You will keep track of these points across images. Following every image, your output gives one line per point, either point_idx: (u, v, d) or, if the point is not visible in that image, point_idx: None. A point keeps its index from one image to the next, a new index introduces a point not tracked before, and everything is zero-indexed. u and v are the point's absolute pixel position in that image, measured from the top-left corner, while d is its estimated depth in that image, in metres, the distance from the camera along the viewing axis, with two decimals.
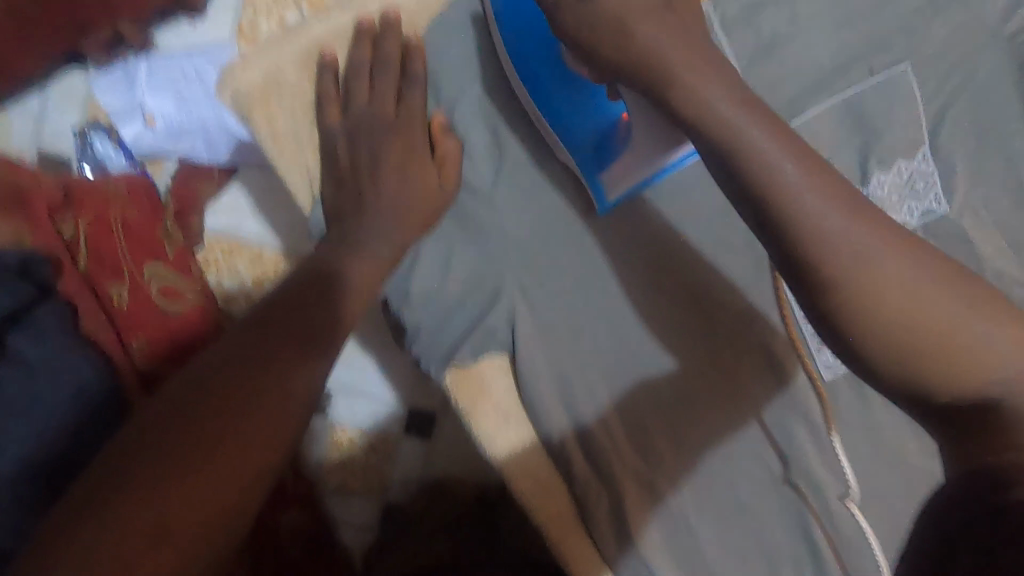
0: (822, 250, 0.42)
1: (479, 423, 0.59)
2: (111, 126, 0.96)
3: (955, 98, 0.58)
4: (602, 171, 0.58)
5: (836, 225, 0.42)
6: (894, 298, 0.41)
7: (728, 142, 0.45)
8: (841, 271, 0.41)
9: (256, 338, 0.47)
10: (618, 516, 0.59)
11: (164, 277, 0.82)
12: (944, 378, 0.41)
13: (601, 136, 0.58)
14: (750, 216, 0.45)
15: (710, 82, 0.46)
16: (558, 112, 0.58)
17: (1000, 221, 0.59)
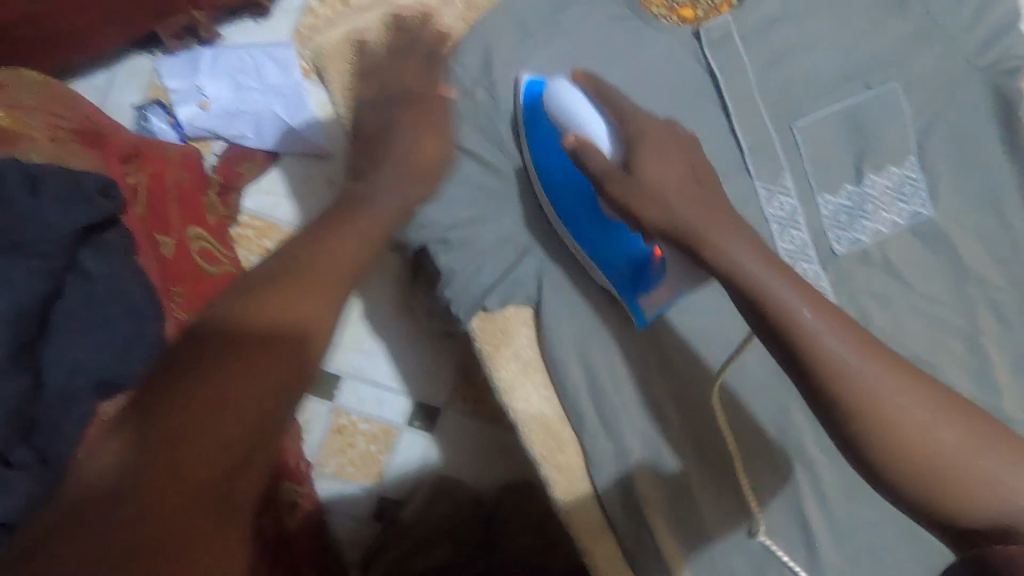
0: (827, 370, 0.46)
1: (500, 369, 0.65)
2: (170, 105, 1.04)
3: (942, 117, 0.66)
4: (638, 296, 0.62)
5: (844, 351, 0.46)
6: (890, 406, 0.46)
7: (715, 258, 0.49)
8: (819, 367, 0.46)
9: (212, 354, 0.44)
10: (620, 470, 0.64)
11: (204, 242, 0.90)
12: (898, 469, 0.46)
13: (635, 268, 0.61)
14: (755, 321, 0.50)
15: (729, 239, 0.49)
16: (582, 232, 0.62)
17: (977, 230, 0.67)
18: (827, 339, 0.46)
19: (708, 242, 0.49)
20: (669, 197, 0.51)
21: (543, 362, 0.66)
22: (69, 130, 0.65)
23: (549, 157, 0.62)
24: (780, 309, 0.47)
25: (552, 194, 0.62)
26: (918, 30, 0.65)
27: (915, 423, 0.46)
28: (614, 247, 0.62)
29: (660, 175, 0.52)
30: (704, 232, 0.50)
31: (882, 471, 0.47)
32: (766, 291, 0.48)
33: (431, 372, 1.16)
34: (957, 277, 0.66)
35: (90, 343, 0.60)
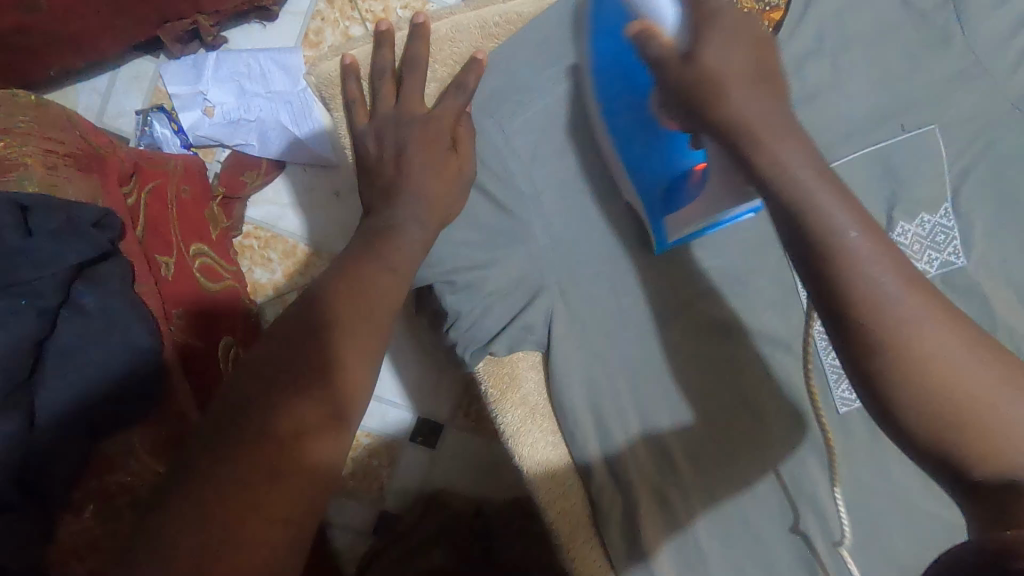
0: (871, 313, 0.45)
1: (505, 415, 0.61)
2: (173, 110, 1.01)
3: (981, 161, 0.62)
4: (665, 216, 0.65)
5: (905, 305, 0.44)
6: (959, 377, 0.43)
7: (793, 190, 0.48)
8: (867, 310, 0.45)
9: (263, 367, 0.46)
10: (631, 526, 0.60)
11: (206, 257, 0.88)
12: (949, 431, 0.43)
13: (670, 186, 0.64)
14: (791, 235, 0.49)
15: (788, 149, 0.49)
16: (629, 145, 0.64)
17: (1012, 281, 0.63)
18: (883, 286, 0.45)
19: (795, 184, 0.48)
20: (726, 83, 0.50)
21: (550, 407, 0.63)
22: (65, 154, 0.63)
23: (608, 52, 0.64)
24: (843, 253, 0.45)
25: (608, 105, 0.64)
26: (958, 70, 0.62)
27: (967, 382, 0.43)
28: (650, 159, 0.64)
29: (742, 112, 0.49)
30: (763, 133, 0.49)
31: (910, 420, 0.45)
32: (802, 197, 0.47)
33: (434, 387, 1.14)
34: (990, 329, 0.63)
35: (81, 379, 0.57)
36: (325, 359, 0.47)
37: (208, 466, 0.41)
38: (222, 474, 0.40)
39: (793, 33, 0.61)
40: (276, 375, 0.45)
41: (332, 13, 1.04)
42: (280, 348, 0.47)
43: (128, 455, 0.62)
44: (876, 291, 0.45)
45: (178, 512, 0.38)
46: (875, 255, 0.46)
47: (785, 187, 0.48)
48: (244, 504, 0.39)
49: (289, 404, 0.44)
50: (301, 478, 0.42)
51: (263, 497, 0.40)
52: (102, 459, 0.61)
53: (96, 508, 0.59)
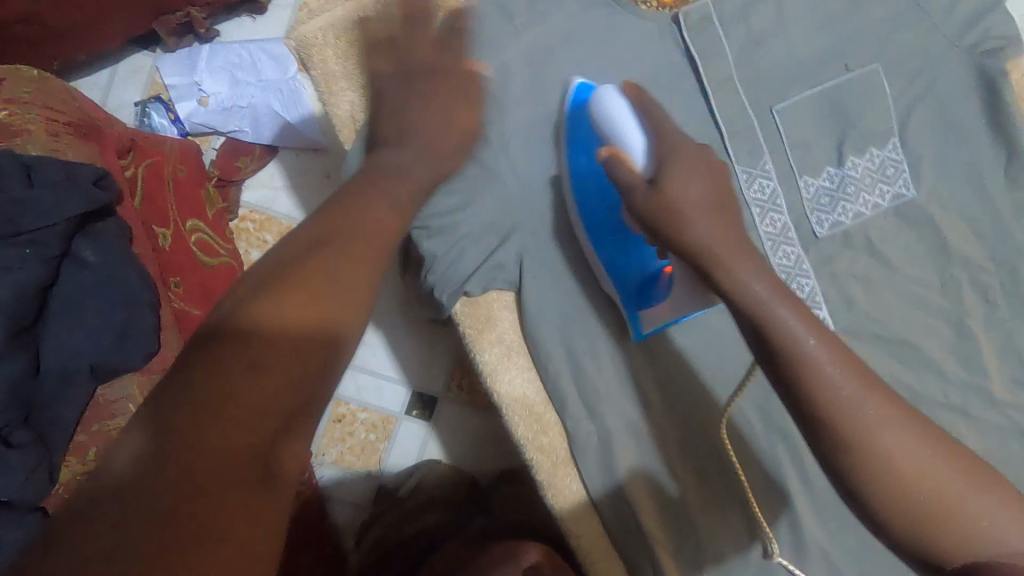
0: (825, 399, 0.47)
1: (483, 353, 0.65)
2: (170, 101, 1.07)
3: (925, 98, 0.66)
4: (639, 309, 0.64)
5: (885, 437, 0.46)
6: (905, 459, 0.46)
7: (760, 315, 0.50)
8: (848, 439, 0.46)
9: (250, 364, 0.39)
10: (607, 454, 0.64)
11: (202, 233, 0.92)
12: (860, 461, 0.46)
13: (642, 285, 0.64)
14: (754, 339, 0.50)
15: (744, 268, 0.51)
16: (598, 237, 0.63)
17: (961, 210, 0.67)
18: (841, 386, 0.47)
19: (749, 293, 0.50)
20: (688, 208, 0.53)
21: (525, 345, 0.66)
22: (66, 124, 0.68)
23: (579, 166, 0.63)
24: (810, 365, 0.47)
25: (588, 219, 0.63)
26: (899, 12, 0.65)
27: (908, 460, 0.46)
28: (628, 258, 0.63)
29: (702, 236, 0.52)
30: (718, 249, 0.52)
31: (881, 516, 0.46)
32: (769, 313, 0.49)
33: (429, 362, 1.18)
34: (942, 259, 0.67)
35: (84, 329, 0.62)
36: (328, 324, 0.44)
37: (177, 426, 0.36)
38: (195, 438, 0.36)
39: None
40: (259, 339, 0.40)
41: None
42: (277, 349, 0.40)
43: (127, 402, 0.65)
44: (858, 421, 0.46)
45: (151, 462, 0.35)
46: (830, 350, 0.48)
47: (733, 295, 0.51)
48: (220, 532, 0.34)
49: (283, 431, 0.39)
50: (286, 460, 0.39)
51: (241, 467, 0.36)
52: (102, 408, 0.64)
53: (97, 450, 0.63)
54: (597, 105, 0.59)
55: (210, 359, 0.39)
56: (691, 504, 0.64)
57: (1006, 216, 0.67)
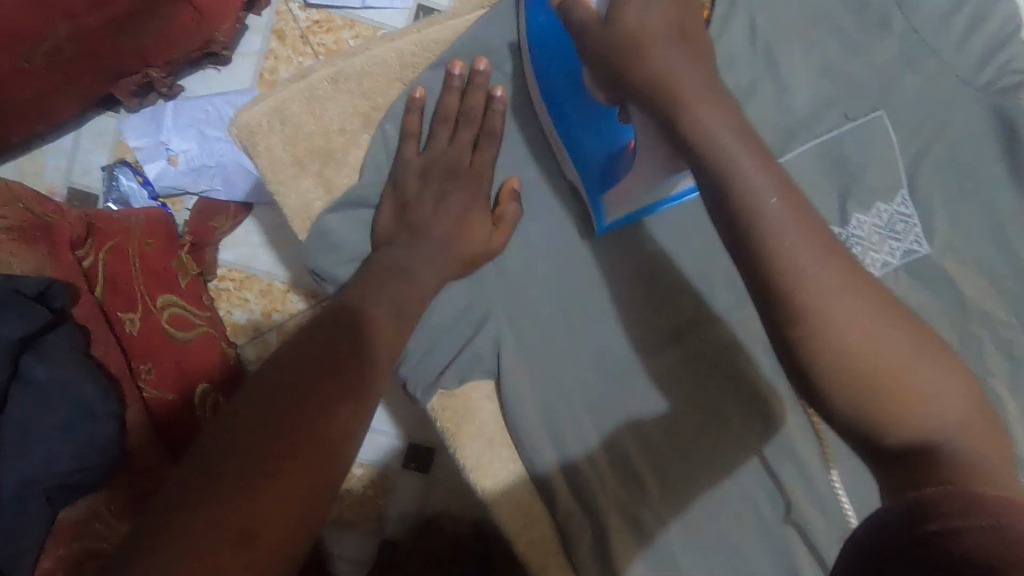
0: (778, 256, 0.42)
1: (464, 448, 0.60)
2: (138, 163, 1.02)
3: (936, 143, 0.59)
4: (602, 194, 0.61)
5: (842, 312, 0.40)
6: (884, 355, 0.40)
7: (728, 191, 0.44)
8: (805, 310, 0.41)
9: (311, 359, 0.48)
10: (603, 554, 0.59)
11: (176, 307, 0.88)
12: (823, 350, 0.40)
13: (608, 160, 0.60)
14: (717, 212, 0.45)
15: (710, 110, 0.45)
16: (568, 125, 0.60)
17: (981, 264, 0.61)
18: (817, 281, 0.41)
19: (722, 152, 0.44)
20: (650, 38, 0.46)
21: (509, 435, 0.61)
22: (9, 230, 0.63)
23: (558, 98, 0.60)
24: (768, 234, 0.42)
25: (550, 93, 0.61)
26: (900, 51, 0.59)
27: (864, 342, 0.40)
28: (589, 128, 0.60)
29: (665, 65, 0.46)
30: (683, 90, 0.46)
31: (838, 408, 0.41)
32: (731, 164, 0.44)
33: (424, 412, 1.13)
34: (961, 317, 0.61)
35: (41, 452, 0.58)
36: (361, 325, 0.51)
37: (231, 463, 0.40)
38: (248, 465, 0.40)
39: (723, 31, 0.58)
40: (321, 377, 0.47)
41: (284, 51, 1.04)
42: (323, 349, 0.48)
43: (92, 521, 0.63)
44: (815, 297, 0.41)
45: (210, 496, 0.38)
46: (814, 248, 0.42)
47: (703, 144, 0.45)
48: (263, 504, 0.39)
49: (331, 415, 0.45)
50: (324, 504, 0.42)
51: (281, 489, 0.40)
52: (69, 525, 0.61)
53: None
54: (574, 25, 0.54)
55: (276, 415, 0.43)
56: None
57: None
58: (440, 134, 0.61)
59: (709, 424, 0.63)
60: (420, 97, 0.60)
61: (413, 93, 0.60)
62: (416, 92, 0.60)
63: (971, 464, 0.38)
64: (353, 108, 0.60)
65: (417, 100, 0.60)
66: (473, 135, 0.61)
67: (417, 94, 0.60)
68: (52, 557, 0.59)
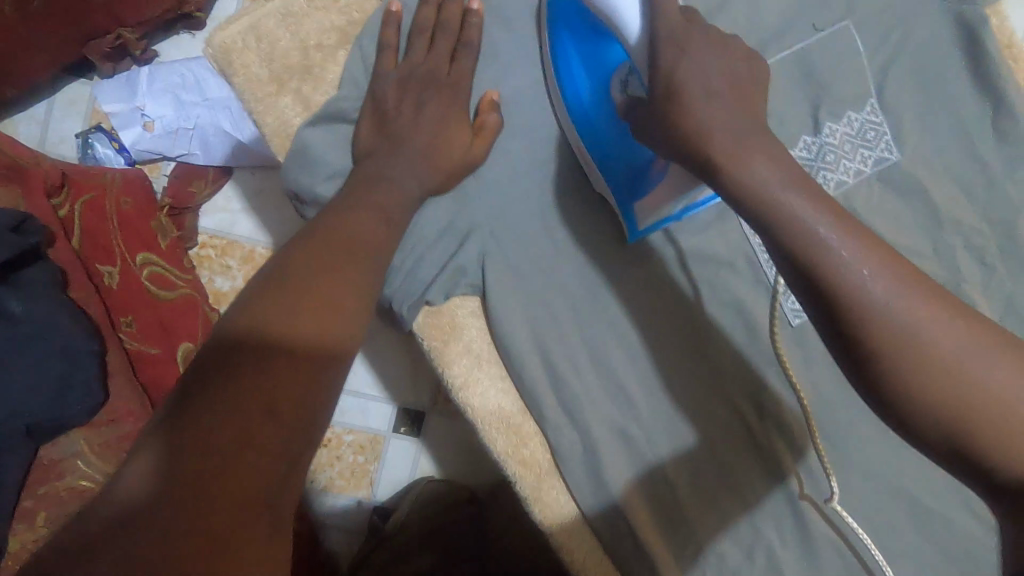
0: (875, 329, 0.36)
1: (452, 366, 0.61)
2: (113, 129, 1.01)
3: (901, 53, 0.61)
4: (634, 201, 0.59)
5: (909, 319, 0.35)
6: (988, 383, 0.33)
7: (775, 213, 0.40)
8: (878, 338, 0.35)
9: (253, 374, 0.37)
10: (592, 464, 0.61)
11: (155, 267, 0.84)
12: (923, 385, 0.34)
13: (636, 172, 0.59)
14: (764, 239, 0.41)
15: (751, 162, 0.42)
16: (597, 143, 0.59)
17: (950, 171, 0.62)
18: (891, 305, 0.36)
19: (747, 174, 0.42)
20: (690, 94, 0.45)
21: (496, 352, 0.62)
22: None
23: (577, 79, 0.59)
24: (820, 253, 0.38)
25: (570, 86, 0.59)
26: None
27: (989, 383, 0.33)
28: (615, 134, 0.59)
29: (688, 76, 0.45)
30: (722, 151, 0.43)
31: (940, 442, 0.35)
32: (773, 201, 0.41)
33: (412, 376, 1.13)
34: (934, 225, 0.62)
35: (20, 385, 0.57)
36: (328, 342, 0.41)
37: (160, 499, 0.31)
38: (168, 499, 0.31)
39: None
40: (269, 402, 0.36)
41: None
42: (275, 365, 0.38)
43: (76, 459, 0.61)
44: (877, 306, 0.36)
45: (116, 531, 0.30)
46: (869, 255, 0.38)
47: (734, 181, 0.43)
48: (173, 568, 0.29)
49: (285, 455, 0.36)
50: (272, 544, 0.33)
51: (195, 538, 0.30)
52: (52, 466, 0.60)
53: (48, 511, 0.58)
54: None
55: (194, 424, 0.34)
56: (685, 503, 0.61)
57: (1001, 173, 0.62)
58: None
59: (696, 343, 0.63)
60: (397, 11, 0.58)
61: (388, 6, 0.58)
62: (394, 5, 0.58)
63: None
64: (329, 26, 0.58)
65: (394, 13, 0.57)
66: (452, 47, 0.58)
67: (393, 7, 0.57)
68: (34, 494, 0.59)
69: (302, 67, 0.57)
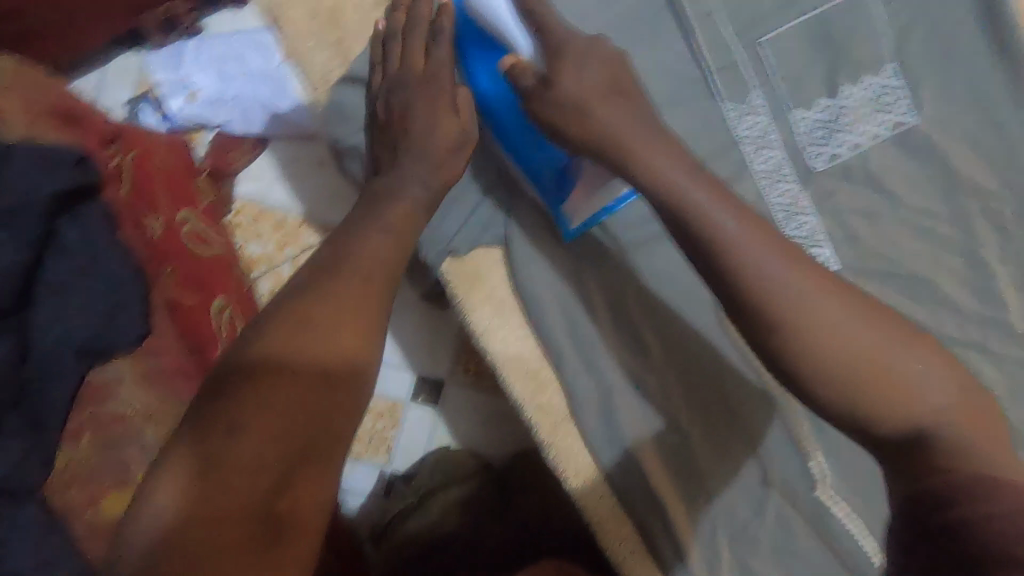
0: (767, 303, 0.44)
1: (474, 312, 0.63)
2: (157, 98, 1.06)
3: (917, 21, 0.63)
4: (562, 205, 0.60)
5: (786, 284, 0.44)
6: (837, 336, 0.43)
7: (671, 193, 0.48)
8: (786, 327, 0.43)
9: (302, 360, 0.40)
10: (608, 413, 0.62)
11: (195, 225, 0.91)
12: (793, 344, 0.43)
13: (557, 175, 0.59)
14: (672, 225, 0.48)
15: (656, 155, 0.50)
16: (522, 156, 0.60)
17: (968, 137, 0.64)
18: (781, 280, 0.44)
19: (668, 178, 0.49)
20: (590, 96, 0.51)
21: (517, 301, 0.63)
22: (46, 112, 0.69)
23: (486, 88, 0.59)
24: (743, 269, 0.44)
25: (484, 103, 0.59)
26: None
27: (858, 342, 0.43)
28: (532, 147, 0.59)
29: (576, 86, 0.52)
30: (624, 142, 0.51)
31: (839, 416, 0.44)
32: (683, 196, 0.48)
33: (432, 346, 1.15)
34: (950, 189, 0.64)
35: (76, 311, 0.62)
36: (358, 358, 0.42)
37: (215, 450, 0.37)
38: (232, 430, 0.37)
39: None
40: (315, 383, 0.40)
41: None
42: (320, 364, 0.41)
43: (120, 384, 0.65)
44: (767, 285, 0.44)
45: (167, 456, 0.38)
46: (753, 234, 0.46)
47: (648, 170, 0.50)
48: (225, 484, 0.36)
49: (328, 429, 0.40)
50: (297, 494, 0.38)
51: (235, 475, 0.36)
52: (98, 389, 0.65)
53: (91, 434, 0.63)
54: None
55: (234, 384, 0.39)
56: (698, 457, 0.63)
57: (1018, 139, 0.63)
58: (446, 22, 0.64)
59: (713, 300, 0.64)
60: None
61: None
62: None
63: (962, 445, 0.41)
64: None
65: None
66: None
67: None
68: (81, 415, 0.63)
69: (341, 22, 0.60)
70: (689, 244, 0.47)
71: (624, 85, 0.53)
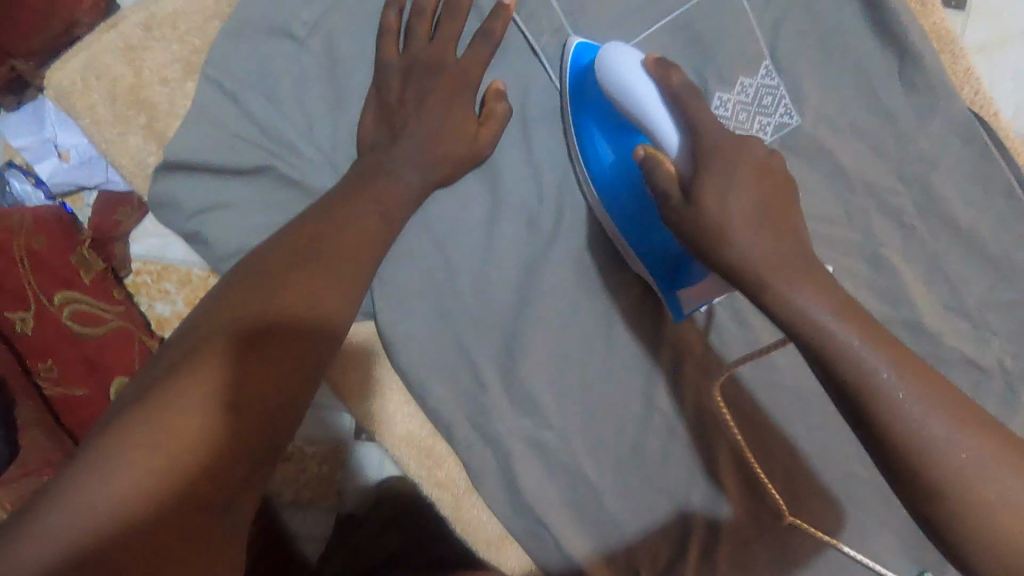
0: (929, 473, 0.39)
1: (354, 395, 0.60)
2: (27, 163, 0.86)
3: (793, 11, 0.58)
4: (677, 291, 0.55)
5: (948, 444, 0.39)
6: (985, 486, 0.38)
7: (817, 339, 0.42)
8: (948, 483, 0.38)
9: (259, 351, 0.41)
10: (509, 478, 0.59)
11: (80, 303, 0.76)
12: (949, 504, 0.39)
13: (677, 263, 0.54)
14: (822, 378, 0.42)
15: (803, 291, 0.43)
16: (634, 234, 0.55)
17: (860, 131, 0.59)
18: (933, 431, 0.39)
19: (812, 319, 0.42)
20: (736, 228, 0.44)
21: (396, 375, 0.60)
22: None
23: (604, 161, 0.55)
24: (884, 403, 0.39)
25: (602, 188, 0.55)
26: None
27: (1014, 500, 0.38)
28: (649, 232, 0.55)
29: (755, 250, 0.44)
30: (773, 274, 0.43)
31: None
32: (832, 341, 0.41)
33: None
34: (842, 187, 0.59)
35: None
36: (310, 338, 0.44)
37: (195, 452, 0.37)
38: (187, 451, 0.37)
39: None
40: (267, 363, 0.41)
41: None
42: (273, 334, 0.42)
43: None
44: (935, 451, 0.38)
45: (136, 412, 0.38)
46: (908, 375, 0.40)
47: (799, 327, 0.42)
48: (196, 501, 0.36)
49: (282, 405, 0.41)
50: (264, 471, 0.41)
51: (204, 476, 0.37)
52: None
53: None
54: (604, 65, 0.51)
55: (229, 354, 0.41)
56: (611, 508, 0.60)
57: (911, 126, 0.59)
58: (304, 60, 0.53)
59: (608, 343, 0.60)
60: (245, 20, 0.52)
61: (237, 17, 0.52)
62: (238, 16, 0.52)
63: None
64: (168, 52, 0.53)
65: (244, 24, 0.52)
66: (319, 60, 0.53)
67: (242, 18, 0.52)
68: None
69: (148, 99, 0.53)
70: (844, 403, 0.41)
71: (780, 200, 0.46)
